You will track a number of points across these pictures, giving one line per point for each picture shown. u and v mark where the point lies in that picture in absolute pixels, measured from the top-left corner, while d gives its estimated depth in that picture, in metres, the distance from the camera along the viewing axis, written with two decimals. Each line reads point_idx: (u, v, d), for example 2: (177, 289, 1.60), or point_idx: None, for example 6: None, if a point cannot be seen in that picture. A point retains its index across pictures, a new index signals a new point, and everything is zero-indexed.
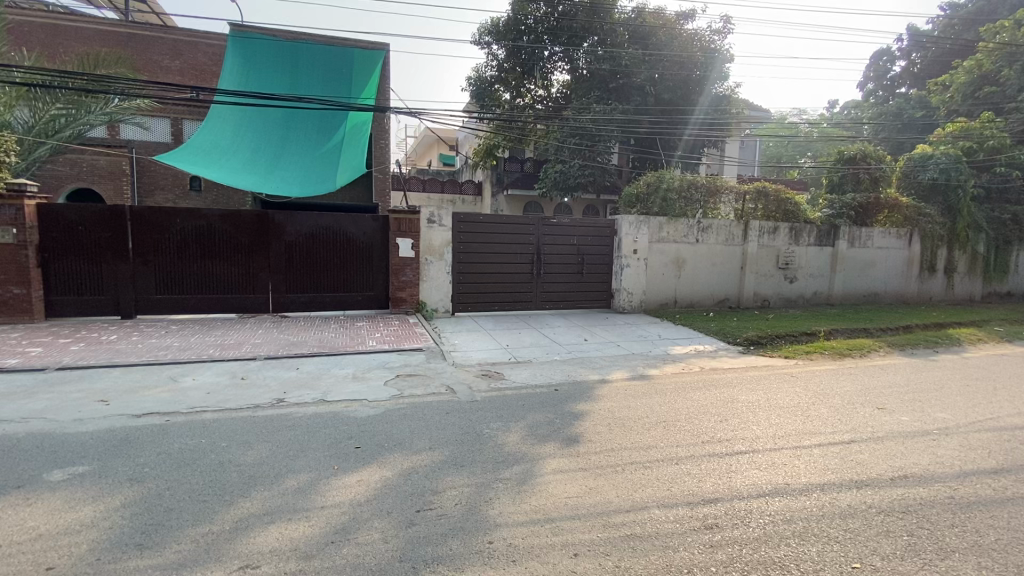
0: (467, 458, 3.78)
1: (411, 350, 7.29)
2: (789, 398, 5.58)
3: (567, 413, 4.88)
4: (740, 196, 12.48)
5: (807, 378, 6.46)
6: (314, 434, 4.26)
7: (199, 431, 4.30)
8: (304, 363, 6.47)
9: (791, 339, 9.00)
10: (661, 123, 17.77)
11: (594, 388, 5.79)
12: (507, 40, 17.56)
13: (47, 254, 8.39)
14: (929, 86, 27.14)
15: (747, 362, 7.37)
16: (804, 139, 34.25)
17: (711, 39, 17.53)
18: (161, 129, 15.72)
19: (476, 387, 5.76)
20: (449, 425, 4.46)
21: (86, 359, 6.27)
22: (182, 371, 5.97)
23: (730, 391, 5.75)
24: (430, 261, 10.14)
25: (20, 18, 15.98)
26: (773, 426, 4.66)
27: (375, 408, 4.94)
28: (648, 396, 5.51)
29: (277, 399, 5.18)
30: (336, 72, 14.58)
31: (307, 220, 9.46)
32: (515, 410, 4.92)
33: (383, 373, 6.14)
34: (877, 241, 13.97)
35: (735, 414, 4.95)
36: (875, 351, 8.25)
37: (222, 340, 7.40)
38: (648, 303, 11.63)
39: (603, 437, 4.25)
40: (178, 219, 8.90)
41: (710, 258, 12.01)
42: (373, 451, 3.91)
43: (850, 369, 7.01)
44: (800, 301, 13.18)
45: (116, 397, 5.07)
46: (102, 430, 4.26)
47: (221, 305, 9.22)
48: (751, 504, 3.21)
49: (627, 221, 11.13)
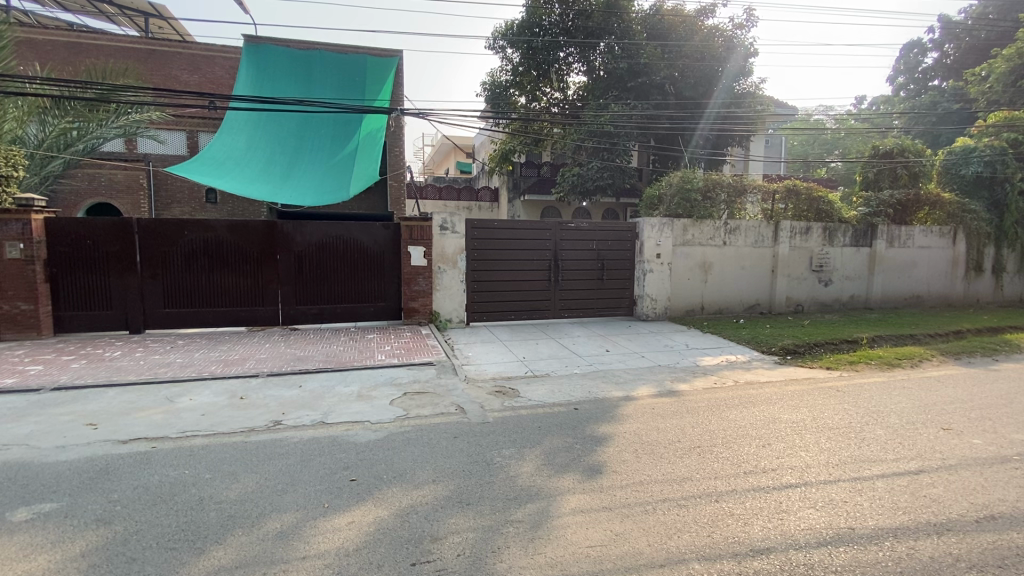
0: (475, 494, 3.32)
1: (421, 364, 6.86)
2: (839, 417, 4.97)
3: (588, 437, 4.39)
4: (768, 195, 11.89)
5: (856, 393, 5.83)
6: (309, 463, 3.85)
7: (185, 459, 3.94)
8: (308, 380, 6.10)
9: (832, 348, 8.33)
10: (682, 120, 17.15)
11: (617, 407, 5.28)
12: (522, 42, 17.24)
13: (56, 269, 8.27)
14: (965, 78, 25.84)
15: (786, 374, 6.77)
16: (832, 136, 33.07)
17: (733, 33, 17.07)
18: (177, 142, 15.85)
19: (489, 406, 5.29)
20: (456, 453, 4.02)
21: (84, 378, 6.02)
22: (179, 391, 5.64)
23: (770, 410, 5.18)
24: (442, 270, 9.71)
25: (43, 37, 16.25)
26: (825, 452, 4.08)
27: (377, 432, 4.51)
28: (678, 416, 4.98)
29: (273, 422, 4.78)
30: (348, 79, 14.47)
31: (317, 229, 9.19)
32: (529, 434, 4.44)
33: (389, 391, 5.71)
34: (918, 241, 13.09)
35: (779, 438, 4.39)
36: (927, 360, 7.52)
37: (225, 356, 7.09)
38: (673, 310, 11.04)
39: (629, 467, 3.74)
40: (187, 231, 8.69)
41: (739, 261, 11.37)
42: (370, 484, 3.49)
43: (904, 382, 6.33)
44: (836, 305, 12.41)
45: (105, 421, 4.76)
46: (80, 460, 3.93)
47: (229, 319, 8.99)
48: (810, 557, 2.67)
49: (649, 223, 10.59)
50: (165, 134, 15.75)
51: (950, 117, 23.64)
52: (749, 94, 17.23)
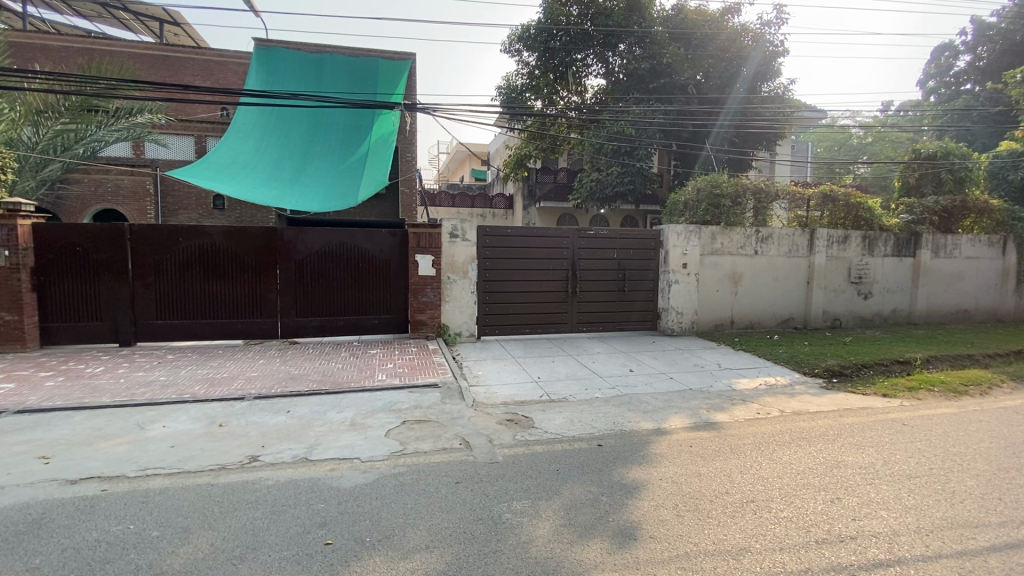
0: (476, 572, 2.61)
1: (424, 386, 6.16)
2: (915, 462, 4.16)
3: (616, 484, 3.67)
4: (803, 201, 11.03)
5: (926, 429, 4.99)
6: (279, 518, 3.17)
7: (133, 510, 3.29)
8: (298, 405, 5.46)
9: (883, 370, 7.48)
10: (706, 121, 16.29)
11: (647, 444, 4.55)
12: (539, 44, 16.66)
13: (44, 277, 7.82)
14: (1003, 81, 24.49)
15: (837, 402, 5.96)
16: (859, 141, 31.76)
17: (760, 32, 16.33)
18: (185, 147, 15.63)
19: (498, 440, 4.58)
20: (456, 506, 3.33)
21: (54, 399, 5.46)
22: (153, 416, 5.04)
23: (832, 450, 4.39)
24: (452, 279, 9.08)
25: (59, 44, 16.18)
26: (912, 514, 3.30)
27: (366, 474, 3.83)
28: (721, 457, 4.21)
29: (248, 458, 4.14)
30: (361, 82, 14.06)
31: (320, 236, 8.64)
32: (546, 479, 3.73)
33: (387, 420, 5.04)
34: (965, 250, 12.09)
35: (850, 490, 3.61)
36: (997, 387, 6.60)
37: (214, 374, 6.52)
38: (699, 325, 10.24)
39: (670, 532, 3.01)
40: (182, 238, 8.20)
41: (771, 272, 10.54)
42: (350, 551, 2.81)
43: (979, 415, 5.44)
44: (877, 320, 11.48)
45: (60, 455, 4.16)
46: (14, 507, 3.30)
47: (226, 331, 8.45)
48: None
49: (675, 230, 9.83)
50: (172, 138, 15.56)
51: (987, 121, 22.37)
52: (777, 95, 16.32)
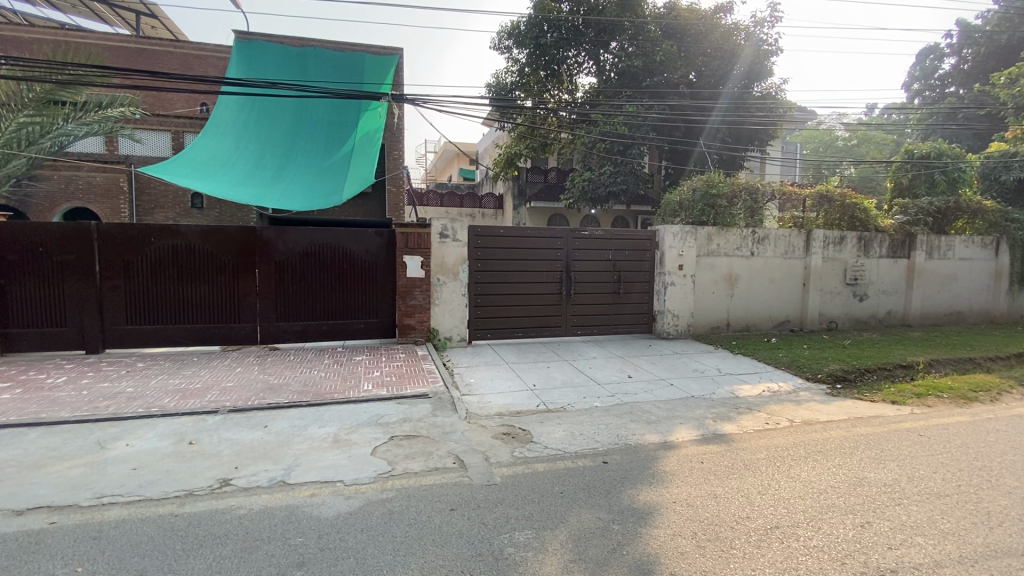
0: None
1: (414, 397, 5.78)
2: (941, 478, 3.89)
3: (626, 509, 3.35)
4: (799, 201, 10.91)
5: (943, 439, 4.74)
6: (250, 557, 2.78)
7: (83, 548, 2.88)
8: (276, 419, 5.05)
9: (887, 374, 7.29)
10: (699, 121, 16.15)
11: (654, 460, 4.23)
12: (529, 40, 16.30)
13: (4, 280, 7.29)
14: (987, 84, 24.76)
15: (846, 410, 5.73)
16: (845, 142, 31.97)
17: (753, 32, 16.23)
18: (161, 144, 15.06)
19: (495, 458, 4.23)
20: (453, 539, 2.96)
21: (6, 413, 5.00)
22: (116, 433, 4.60)
23: (852, 466, 4.10)
24: (441, 282, 8.69)
25: (29, 35, 15.45)
26: (951, 541, 3.02)
27: (351, 500, 3.46)
28: (736, 476, 3.90)
29: (219, 482, 3.74)
30: (348, 74, 13.62)
31: (302, 236, 8.21)
32: (551, 505, 3.38)
33: (373, 436, 4.65)
34: (959, 251, 12.01)
35: (879, 513, 3.32)
36: (1007, 393, 6.41)
37: (186, 384, 6.07)
38: (696, 328, 9.99)
39: (693, 567, 2.70)
40: (154, 238, 7.71)
41: (767, 274, 10.34)
42: None
43: (995, 424, 5.21)
44: (873, 321, 11.36)
45: (6, 480, 3.71)
46: None
47: (201, 337, 7.98)
48: None
49: (671, 231, 9.56)
50: (147, 134, 14.98)
51: (973, 122, 22.58)
52: (770, 95, 16.21)
